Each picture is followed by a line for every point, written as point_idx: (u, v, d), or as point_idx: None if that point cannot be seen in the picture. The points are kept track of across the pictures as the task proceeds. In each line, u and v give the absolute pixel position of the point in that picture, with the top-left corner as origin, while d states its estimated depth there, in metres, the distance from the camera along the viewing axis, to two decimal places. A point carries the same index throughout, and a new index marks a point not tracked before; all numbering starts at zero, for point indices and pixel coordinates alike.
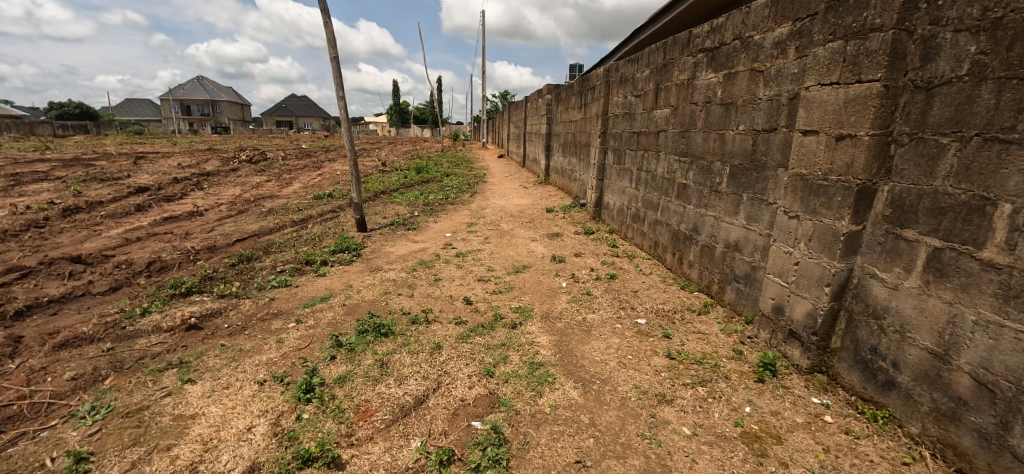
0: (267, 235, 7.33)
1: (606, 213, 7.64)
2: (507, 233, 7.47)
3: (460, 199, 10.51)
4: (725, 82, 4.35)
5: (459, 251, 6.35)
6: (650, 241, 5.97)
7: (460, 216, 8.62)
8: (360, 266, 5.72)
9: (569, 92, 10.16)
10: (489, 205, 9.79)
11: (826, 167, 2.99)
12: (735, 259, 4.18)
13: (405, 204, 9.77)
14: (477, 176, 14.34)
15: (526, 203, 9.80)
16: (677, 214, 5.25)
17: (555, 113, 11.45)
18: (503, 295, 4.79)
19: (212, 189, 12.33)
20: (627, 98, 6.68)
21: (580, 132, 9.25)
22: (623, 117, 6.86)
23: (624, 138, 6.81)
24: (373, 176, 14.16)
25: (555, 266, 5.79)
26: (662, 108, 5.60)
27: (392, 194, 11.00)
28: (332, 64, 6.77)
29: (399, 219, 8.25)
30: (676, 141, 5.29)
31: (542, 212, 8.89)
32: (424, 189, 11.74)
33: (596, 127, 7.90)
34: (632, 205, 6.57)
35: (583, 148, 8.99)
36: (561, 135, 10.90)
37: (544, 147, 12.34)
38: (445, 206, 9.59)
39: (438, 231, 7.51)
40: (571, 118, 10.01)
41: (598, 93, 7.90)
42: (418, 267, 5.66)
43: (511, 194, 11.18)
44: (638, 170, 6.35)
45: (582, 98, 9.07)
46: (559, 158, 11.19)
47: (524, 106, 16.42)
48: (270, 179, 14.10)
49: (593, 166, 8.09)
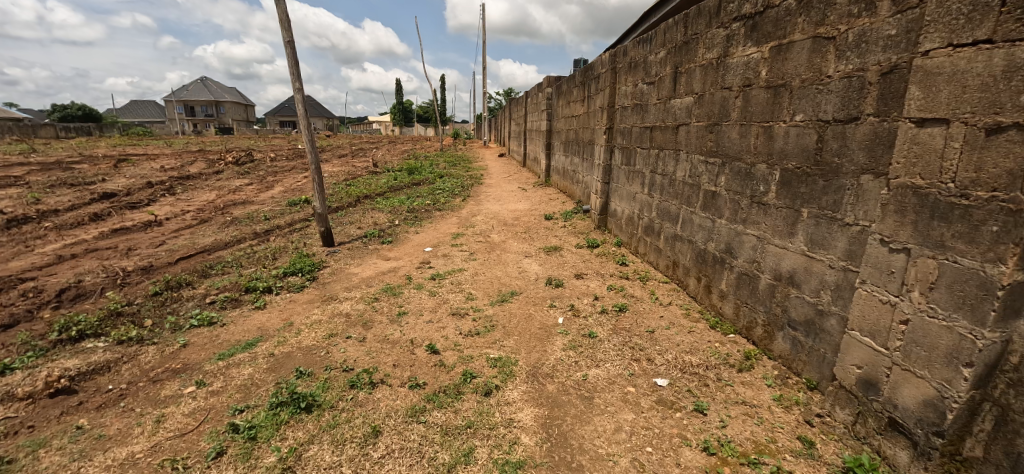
0: (217, 250, 6.29)
1: (613, 222, 6.53)
2: (497, 246, 6.38)
3: (449, 204, 9.41)
4: (773, 57, 3.25)
5: (436, 271, 5.29)
6: (667, 260, 4.87)
7: (445, 226, 7.53)
8: (312, 294, 4.67)
9: (570, 83, 9.05)
10: (481, 211, 8.69)
11: (967, 177, 1.90)
12: (789, 296, 3.09)
13: (387, 210, 8.69)
14: (472, 177, 13.23)
15: (522, 209, 8.70)
16: (703, 230, 4.15)
17: (556, 107, 10.34)
18: (481, 337, 3.72)
19: (183, 194, 11.35)
20: (637, 87, 5.58)
21: (583, 129, 8.15)
22: (632, 108, 5.75)
23: (634, 135, 5.71)
24: (361, 178, 13.10)
25: (550, 292, 4.70)
26: (683, 96, 4.51)
27: (376, 199, 9.93)
28: (285, 49, 5.71)
29: (374, 230, 7.18)
30: (701, 137, 4.19)
31: (540, 219, 7.79)
32: (411, 193, 10.66)
33: (600, 122, 6.80)
34: (644, 214, 5.47)
35: (586, 146, 7.89)
36: (562, 132, 9.79)
37: (544, 146, 11.23)
38: (431, 213, 8.51)
39: (416, 244, 6.44)
40: (573, 113, 8.91)
41: (602, 83, 6.79)
42: (381, 295, 4.60)
43: (507, 198, 10.07)
44: (651, 173, 5.25)
45: (585, 89, 7.95)
46: (560, 157, 10.08)
47: (524, 101, 15.31)
48: (251, 183, 13.12)
49: (598, 168, 6.98)
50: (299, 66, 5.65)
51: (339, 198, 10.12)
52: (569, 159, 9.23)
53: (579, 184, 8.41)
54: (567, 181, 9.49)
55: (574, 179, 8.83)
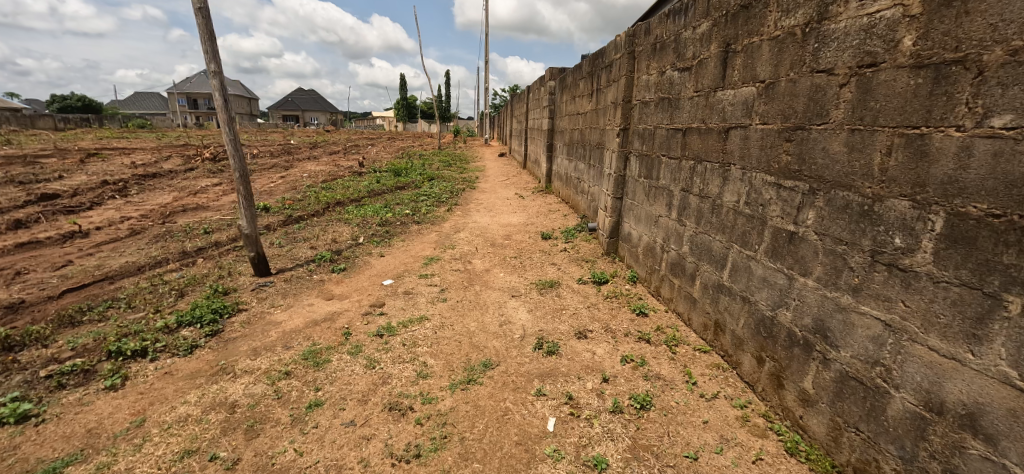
0: (118, 279, 4.91)
1: (627, 249, 5.11)
2: (478, 278, 4.97)
3: (432, 214, 7.97)
4: (932, 14, 1.85)
5: (389, 320, 3.90)
6: (706, 318, 3.45)
7: (420, 245, 6.12)
8: (202, 360, 3.29)
9: (576, 74, 7.61)
10: (467, 224, 7.26)
11: None
12: (964, 449, 1.71)
13: (355, 222, 7.28)
14: (465, 180, 11.78)
15: (516, 224, 7.27)
16: (771, 288, 2.74)
17: (560, 103, 8.90)
18: (422, 465, 2.33)
19: (136, 197, 10.01)
20: (664, 74, 4.16)
21: (590, 129, 6.72)
22: (657, 104, 4.32)
23: (658, 139, 4.29)
24: (341, 180, 11.70)
25: (540, 361, 3.29)
26: (737, 86, 3.10)
27: (348, 206, 8.53)
28: (199, 19, 4.32)
29: (329, 251, 5.78)
30: (769, 146, 2.78)
31: (535, 238, 6.36)
32: (391, 199, 9.23)
33: (612, 122, 5.38)
34: (671, 247, 4.05)
35: (594, 150, 6.46)
36: (567, 132, 8.36)
37: (546, 147, 9.78)
38: (407, 227, 7.11)
39: (376, 273, 5.03)
40: (579, 108, 7.46)
41: (616, 71, 5.37)
42: (299, 364, 3.21)
43: (501, 207, 8.63)
44: (683, 192, 3.84)
45: (594, 81, 6.53)
46: (563, 161, 8.64)
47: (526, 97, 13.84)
48: (219, 183, 11.76)
49: (608, 178, 5.55)
50: (215, 42, 4.28)
51: (305, 204, 8.72)
52: (573, 164, 7.80)
53: (585, 196, 6.99)
54: (570, 190, 8.03)
55: (579, 188, 7.41)
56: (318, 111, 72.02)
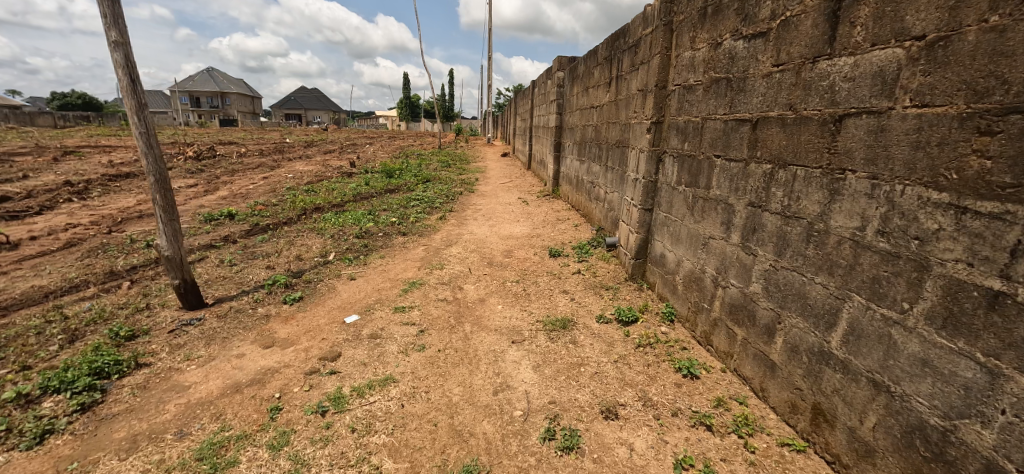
0: (7, 313, 3.82)
1: (659, 275, 4.00)
2: (468, 313, 3.86)
3: (423, 222, 6.86)
4: None
5: (341, 382, 2.81)
6: (796, 395, 2.35)
7: (401, 264, 5.02)
8: (47, 461, 2.21)
9: (590, 60, 6.48)
10: (461, 236, 6.13)
11: None
12: None
13: (330, 232, 6.17)
14: (463, 182, 10.64)
15: (518, 235, 6.14)
16: (943, 378, 1.66)
17: (570, 96, 7.77)
18: None
19: (95, 200, 8.95)
20: (720, 45, 3.05)
21: (608, 124, 5.59)
22: (707, 86, 3.21)
23: (709, 134, 3.19)
24: (327, 182, 10.61)
25: (552, 465, 2.19)
26: (861, 50, 2.00)
27: (327, 213, 7.44)
28: None
29: (288, 271, 4.68)
30: (937, 144, 1.70)
31: (542, 255, 5.25)
32: (378, 204, 8.12)
33: (639, 113, 4.26)
34: (731, 282, 2.95)
35: (613, 150, 5.35)
36: (578, 129, 7.25)
37: (553, 145, 8.65)
38: (390, 238, 6.00)
39: (339, 305, 3.93)
40: (593, 100, 6.32)
41: (644, 50, 4.25)
42: (188, 469, 2.13)
43: (502, 214, 7.51)
44: (753, 209, 2.74)
45: (613, 65, 5.40)
46: (573, 162, 7.51)
47: (531, 91, 12.69)
48: (195, 184, 10.71)
49: (632, 184, 4.44)
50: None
51: (279, 210, 7.62)
52: (586, 166, 6.68)
53: (601, 203, 5.86)
54: (582, 196, 6.90)
55: (592, 195, 6.28)
56: (320, 110, 71.14)
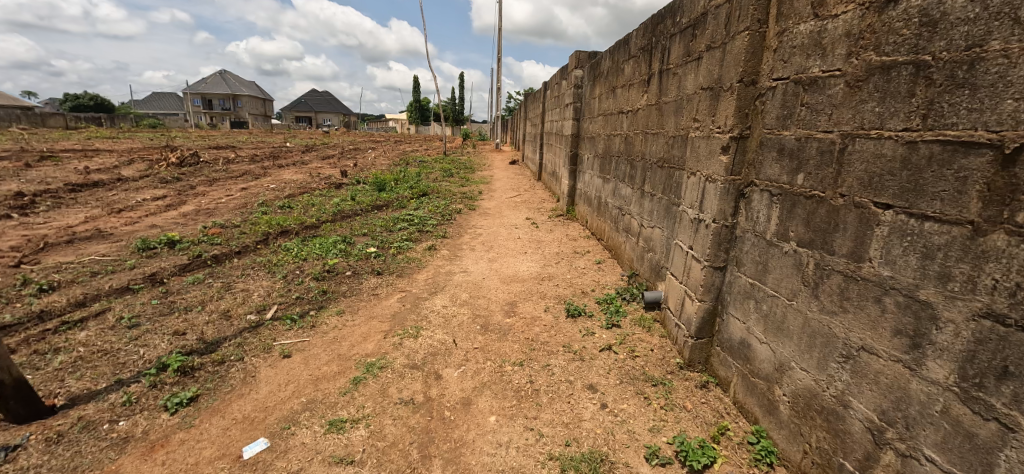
0: None
1: (739, 373, 2.60)
2: (443, 434, 2.46)
3: (407, 254, 5.49)
4: None
5: None
6: None
7: (363, 327, 3.64)
8: None
9: (619, 52, 5.09)
10: (452, 277, 4.73)
11: None
12: None
13: (283, 270, 4.80)
14: (464, 197, 9.25)
15: (524, 276, 4.73)
16: None
17: (590, 98, 6.37)
18: None
19: (34, 217, 7.69)
20: (895, 4, 1.68)
21: (645, 135, 4.19)
22: (860, 80, 1.83)
23: (861, 163, 1.81)
24: (309, 195, 9.28)
25: None
26: None
27: (293, 239, 6.10)
28: None
29: (199, 341, 3.34)
30: None
31: (555, 314, 3.83)
32: (357, 227, 6.74)
33: (703, 122, 2.87)
34: (925, 450, 1.56)
35: (653, 169, 3.95)
36: (600, 139, 5.84)
37: (568, 157, 7.24)
38: (358, 280, 4.63)
39: (247, 413, 2.57)
40: (623, 103, 4.92)
41: (712, 28, 2.86)
42: None
43: (506, 242, 6.09)
44: (999, 325, 1.37)
45: (655, 56, 4.00)
46: (594, 179, 6.08)
47: (543, 94, 11.27)
48: (162, 196, 9.44)
49: (687, 225, 3.04)
50: None
51: (236, 234, 6.28)
52: (611, 186, 5.26)
53: (633, 238, 4.45)
54: (606, 222, 5.47)
55: (621, 224, 4.86)
56: (329, 112, 70.45)
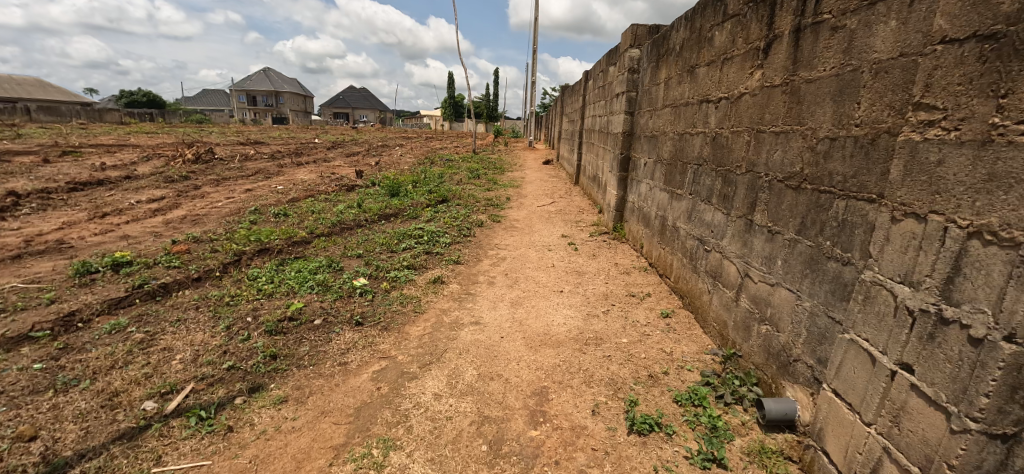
0: None
1: None
2: None
3: (404, 289, 4.12)
4: None
5: None
6: None
7: (305, 436, 2.31)
8: None
9: (704, 15, 3.54)
10: (457, 335, 3.34)
11: None
12: None
13: (232, 314, 3.53)
14: (489, 205, 7.87)
15: (560, 337, 3.28)
16: None
17: (652, 85, 4.83)
18: None
19: (7, 222, 6.83)
20: None
21: (757, 135, 2.67)
22: None
23: None
24: (313, 198, 8.09)
25: None
26: None
27: (272, 260, 4.90)
28: None
29: (40, 462, 2.10)
30: None
31: (611, 425, 2.36)
32: (353, 245, 5.45)
33: (956, 111, 1.39)
34: None
35: (776, 192, 2.45)
36: (666, 139, 4.31)
37: (616, 160, 5.72)
38: (327, 334, 3.32)
39: None
40: (708, 88, 3.40)
41: None
42: None
43: (536, 273, 4.64)
44: None
45: (782, 9, 2.48)
46: (655, 193, 4.55)
47: (584, 84, 9.69)
48: (158, 197, 8.49)
49: (892, 316, 1.55)
50: None
51: (204, 251, 5.11)
52: (685, 207, 3.74)
53: (727, 292, 2.94)
54: (674, 256, 3.95)
55: (703, 265, 3.34)
56: (365, 108, 70.92)
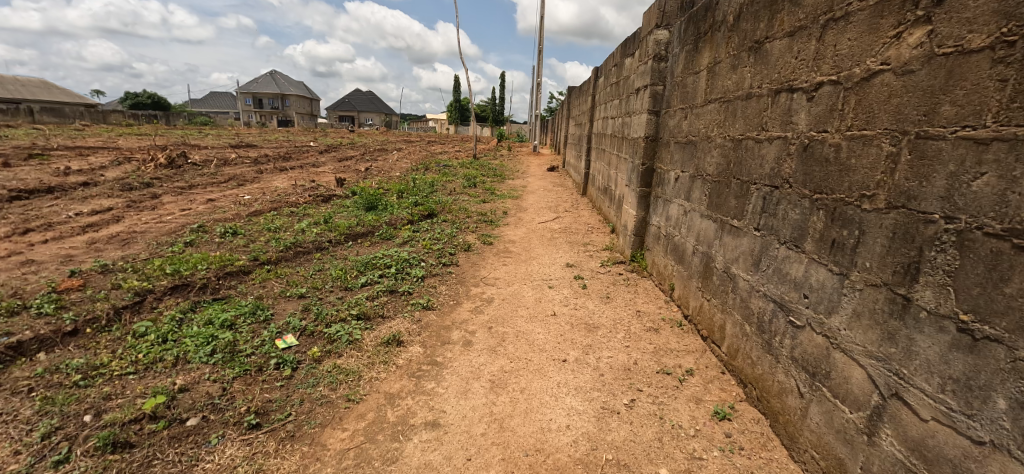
0: None
1: None
2: None
3: (342, 355, 2.92)
4: None
5: None
6: None
7: None
8: None
9: None
10: (401, 452, 2.15)
11: None
12: None
13: (71, 406, 2.37)
14: (482, 222, 6.68)
15: (560, 460, 2.08)
16: None
17: (686, 73, 3.62)
18: None
19: None
20: None
21: (920, 145, 1.48)
22: None
23: None
24: (277, 211, 6.92)
25: None
26: None
27: (186, 301, 3.72)
28: None
29: None
30: None
31: None
32: (298, 279, 4.24)
33: None
34: None
35: (986, 257, 1.28)
36: (710, 148, 3.11)
37: (636, 172, 4.52)
38: (198, 449, 2.13)
39: None
40: (793, 69, 2.20)
41: None
42: None
43: (530, 325, 3.44)
44: None
45: None
46: (693, 221, 3.34)
47: (595, 82, 8.45)
48: (102, 209, 7.34)
49: None
50: None
51: (103, 288, 3.94)
52: (748, 247, 2.54)
53: (845, 411, 1.74)
54: (726, 315, 2.74)
55: (786, 346, 2.14)
56: (370, 112, 70.27)
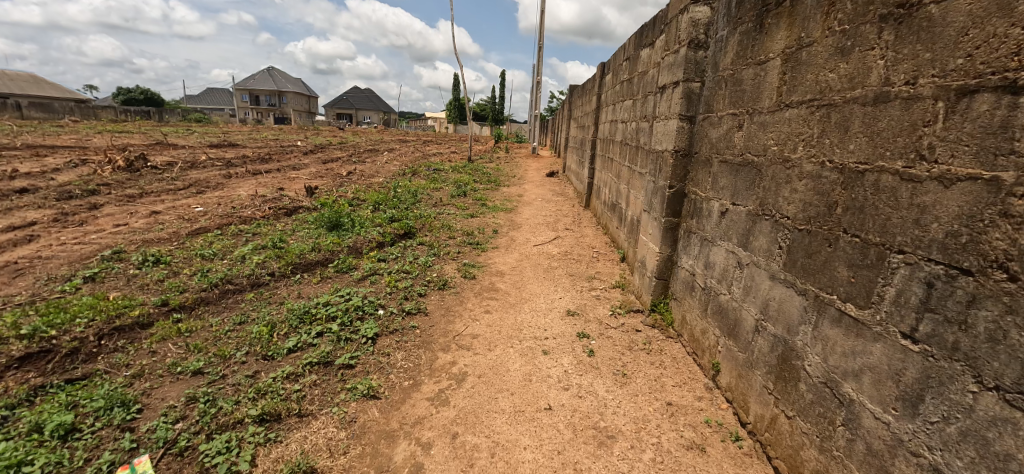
0: None
1: None
2: None
3: None
4: None
5: None
6: None
7: None
8: None
9: None
10: None
11: None
12: None
13: None
14: (467, 245, 5.57)
15: None
16: None
17: (742, 65, 2.54)
18: None
19: None
20: None
21: None
22: None
23: None
24: (224, 229, 5.80)
25: None
26: None
27: (29, 383, 2.61)
28: None
29: None
30: None
31: None
32: (206, 339, 3.14)
33: None
34: None
35: None
36: (791, 177, 2.04)
37: (659, 195, 3.44)
38: None
39: None
40: (1019, 49, 1.16)
41: None
42: None
43: (515, 431, 2.35)
44: None
45: None
46: (755, 280, 2.27)
47: (602, 79, 7.33)
48: (19, 224, 6.19)
49: None
50: None
51: None
52: (883, 361, 1.48)
53: None
54: (830, 459, 1.68)
55: None
56: (368, 110, 69.09)
